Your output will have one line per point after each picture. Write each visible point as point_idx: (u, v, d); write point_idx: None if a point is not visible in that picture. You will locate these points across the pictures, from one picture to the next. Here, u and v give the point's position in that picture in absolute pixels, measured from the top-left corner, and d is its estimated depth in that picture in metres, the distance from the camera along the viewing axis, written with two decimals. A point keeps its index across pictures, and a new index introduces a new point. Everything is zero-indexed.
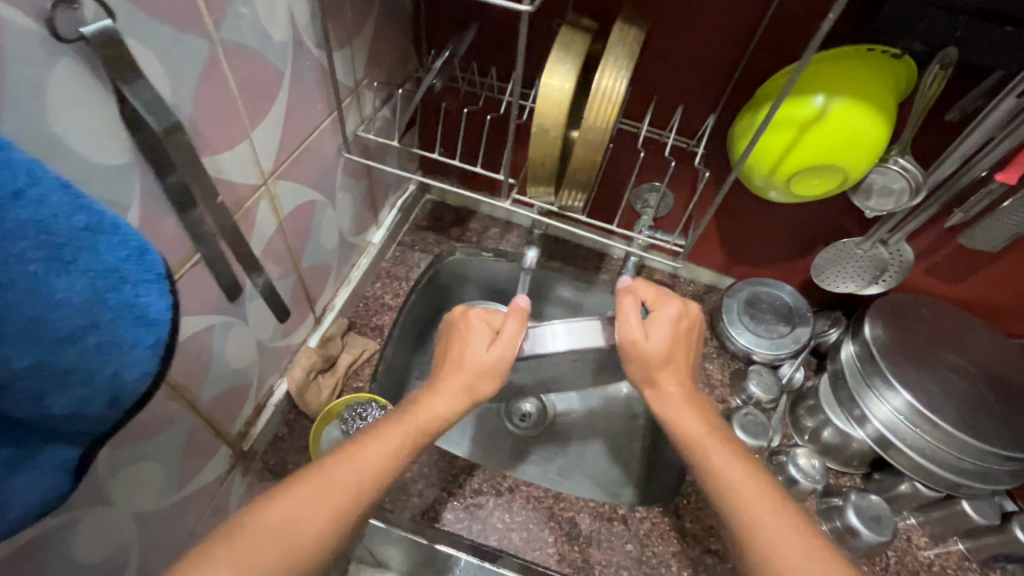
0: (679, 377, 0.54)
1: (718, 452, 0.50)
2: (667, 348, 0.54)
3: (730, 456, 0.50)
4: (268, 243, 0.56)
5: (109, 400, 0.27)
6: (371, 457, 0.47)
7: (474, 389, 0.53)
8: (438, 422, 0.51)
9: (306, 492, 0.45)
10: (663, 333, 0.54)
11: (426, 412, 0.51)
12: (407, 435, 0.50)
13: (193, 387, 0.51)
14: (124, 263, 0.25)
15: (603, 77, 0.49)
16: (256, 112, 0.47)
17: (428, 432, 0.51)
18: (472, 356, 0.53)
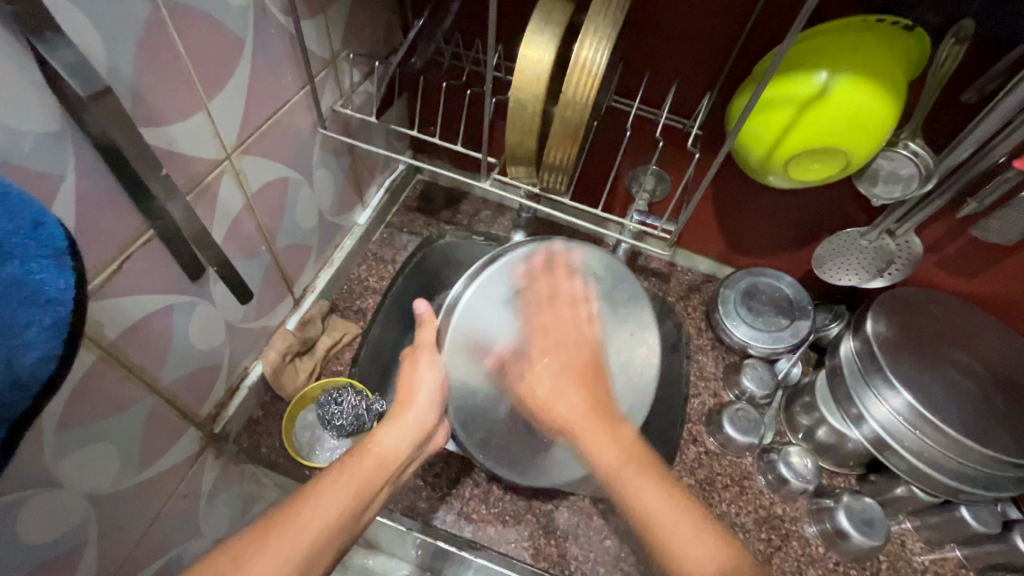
0: (600, 425, 0.48)
1: (631, 475, 0.45)
2: (557, 377, 0.51)
3: (648, 481, 0.45)
4: (235, 221, 0.54)
5: (5, 386, 0.24)
6: (326, 512, 0.43)
7: (428, 430, 0.51)
8: (391, 463, 0.48)
9: (249, 544, 0.40)
10: (546, 368, 0.52)
11: (383, 452, 0.48)
12: (361, 480, 0.46)
13: (152, 368, 0.50)
14: (10, 238, 0.23)
15: (582, 47, 0.46)
16: (213, 82, 0.45)
17: (386, 476, 0.48)
18: (417, 401, 0.51)
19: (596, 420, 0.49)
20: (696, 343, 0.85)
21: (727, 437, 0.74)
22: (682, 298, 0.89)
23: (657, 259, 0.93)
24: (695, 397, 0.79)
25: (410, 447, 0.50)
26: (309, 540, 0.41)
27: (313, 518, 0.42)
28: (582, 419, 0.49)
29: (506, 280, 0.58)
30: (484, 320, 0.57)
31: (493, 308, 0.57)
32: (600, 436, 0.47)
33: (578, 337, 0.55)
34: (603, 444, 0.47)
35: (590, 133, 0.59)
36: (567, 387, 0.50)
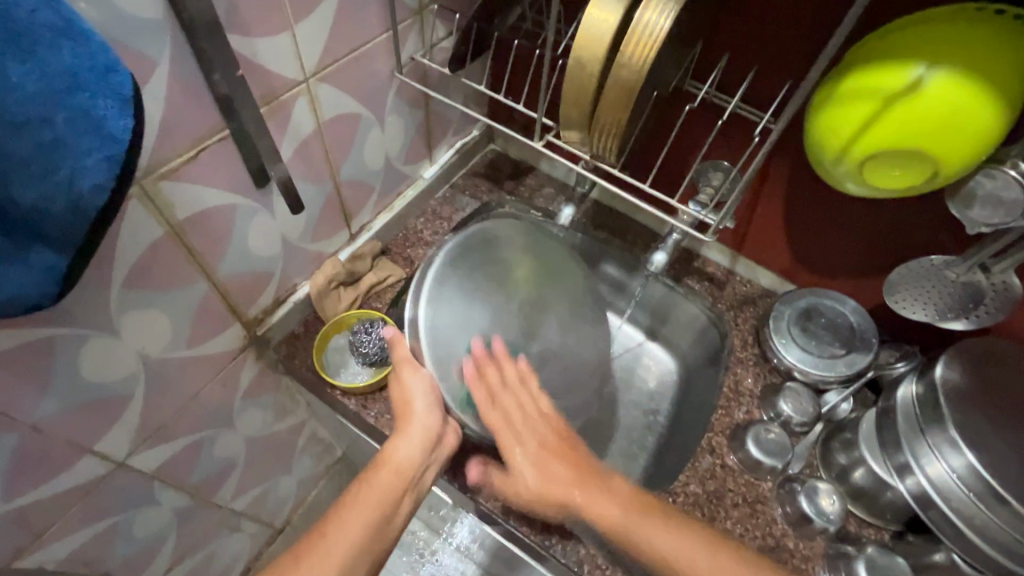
0: (566, 468, 0.55)
1: (598, 496, 0.53)
2: (539, 458, 0.56)
3: (660, 530, 0.51)
4: (304, 143, 0.59)
5: (69, 203, 0.30)
6: (355, 526, 0.52)
7: (431, 436, 0.58)
8: (406, 473, 0.57)
9: (305, 563, 0.49)
10: (527, 457, 0.56)
11: (396, 463, 0.57)
12: (383, 492, 0.55)
13: (210, 257, 0.56)
14: (84, 71, 0.28)
15: (647, 8, 0.45)
16: (301, 6, 0.49)
17: (403, 480, 0.57)
18: (417, 411, 0.58)
19: (596, 496, 0.53)
20: (738, 356, 0.80)
21: (750, 457, 0.69)
22: (733, 307, 0.84)
23: (715, 264, 0.88)
24: (723, 409, 0.75)
25: (420, 453, 0.58)
26: (343, 554, 0.50)
27: (345, 531, 0.52)
28: (573, 491, 0.54)
29: (455, 286, 0.60)
30: (446, 329, 0.58)
31: (453, 312, 0.59)
32: (599, 499, 0.53)
33: (541, 426, 0.58)
34: (603, 504, 0.53)
35: (652, 108, 0.58)
36: (557, 479, 0.55)
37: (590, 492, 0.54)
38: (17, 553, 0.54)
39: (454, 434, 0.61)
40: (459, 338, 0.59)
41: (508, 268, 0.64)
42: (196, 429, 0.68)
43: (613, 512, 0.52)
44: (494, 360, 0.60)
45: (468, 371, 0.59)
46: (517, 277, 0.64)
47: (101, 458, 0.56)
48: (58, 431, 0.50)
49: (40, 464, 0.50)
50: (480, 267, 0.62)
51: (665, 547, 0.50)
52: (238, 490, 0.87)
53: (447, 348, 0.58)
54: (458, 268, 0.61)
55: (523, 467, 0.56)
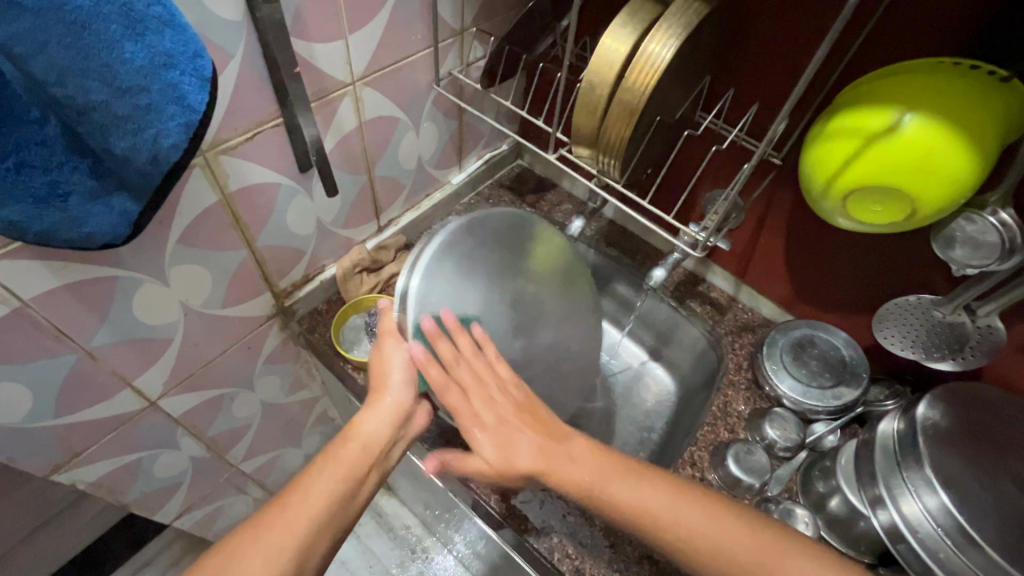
0: (531, 440, 0.55)
1: (618, 483, 0.52)
2: (500, 435, 0.55)
3: (624, 486, 0.52)
4: (345, 136, 0.67)
5: (151, 156, 0.37)
6: (319, 497, 0.55)
7: (399, 412, 0.63)
8: (373, 446, 0.61)
9: (272, 529, 0.52)
10: (486, 432, 0.56)
11: (364, 434, 0.61)
12: (350, 463, 0.59)
13: (253, 227, 0.64)
14: (180, 55, 0.35)
15: (652, 41, 0.51)
16: (355, 19, 0.58)
17: (370, 451, 0.60)
18: (393, 384, 0.63)
19: (558, 460, 0.54)
20: (730, 379, 0.82)
21: (731, 475, 0.71)
22: (732, 332, 0.87)
23: (719, 290, 0.92)
24: (709, 427, 0.77)
25: (388, 429, 0.62)
26: (306, 522, 0.53)
27: (307, 504, 0.54)
28: (520, 460, 0.54)
29: (450, 266, 0.62)
30: (431, 305, 0.60)
31: (443, 293, 0.61)
32: (566, 466, 0.53)
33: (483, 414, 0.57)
34: (570, 468, 0.53)
35: (659, 133, 0.64)
36: (524, 458, 0.54)
37: (555, 459, 0.54)
38: (55, 467, 0.61)
39: (423, 414, 0.66)
40: (439, 318, 0.61)
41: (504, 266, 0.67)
42: (219, 384, 0.76)
43: (581, 474, 0.53)
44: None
45: (440, 355, 0.62)
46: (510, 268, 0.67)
47: (137, 393, 0.64)
48: (106, 361, 0.57)
49: (89, 390, 0.58)
50: (475, 257, 0.64)
51: (626, 497, 0.52)
52: (250, 452, 0.94)
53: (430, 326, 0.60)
54: (456, 249, 0.63)
55: (475, 432, 0.56)
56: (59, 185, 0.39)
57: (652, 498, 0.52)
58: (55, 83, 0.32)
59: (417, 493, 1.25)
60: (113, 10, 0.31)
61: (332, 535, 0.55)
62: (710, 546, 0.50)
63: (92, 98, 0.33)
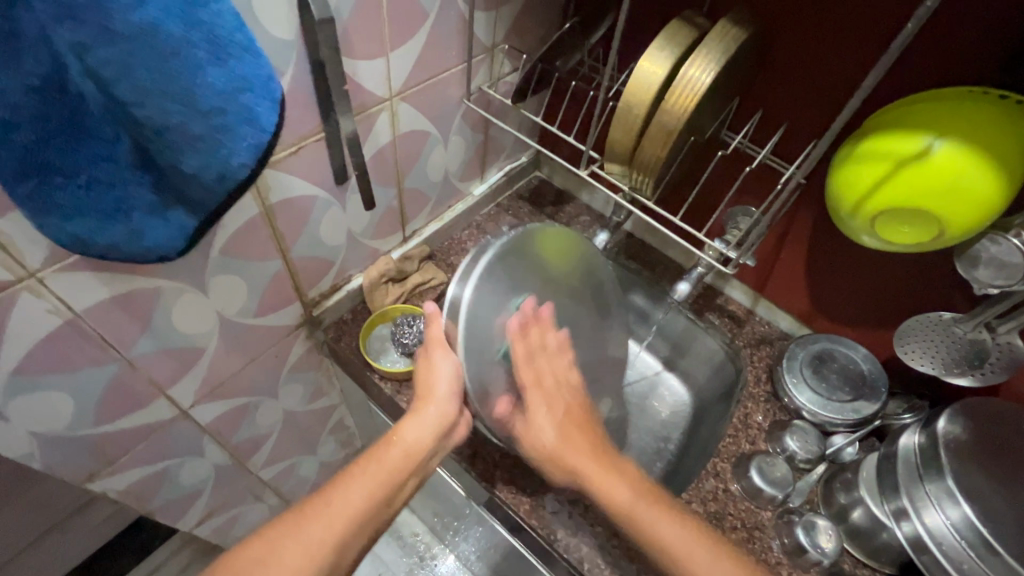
0: (586, 442, 0.60)
1: (659, 518, 0.55)
2: (564, 429, 0.61)
3: (665, 517, 0.55)
4: (379, 150, 0.68)
5: (218, 174, 0.38)
6: (360, 496, 0.56)
7: (444, 422, 0.63)
8: (415, 455, 0.61)
9: (310, 526, 0.53)
10: (551, 419, 0.61)
11: (407, 443, 0.61)
12: (391, 471, 0.59)
13: (289, 239, 0.65)
14: (254, 79, 0.36)
15: (692, 66, 0.52)
16: (398, 36, 0.59)
17: (412, 460, 0.61)
18: (439, 394, 0.62)
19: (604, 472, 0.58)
20: (749, 391, 0.84)
21: (753, 486, 0.72)
22: (750, 345, 0.89)
23: (735, 303, 0.94)
24: (731, 439, 0.79)
25: (431, 438, 0.62)
26: (343, 526, 0.54)
27: (348, 502, 0.56)
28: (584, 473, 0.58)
29: (498, 275, 0.59)
30: (480, 314, 0.57)
31: (492, 303, 0.58)
32: (611, 480, 0.57)
33: (560, 433, 0.61)
34: (615, 488, 0.57)
35: (689, 151, 0.65)
36: (574, 453, 0.59)
37: (605, 476, 0.58)
38: (90, 475, 0.61)
39: (464, 426, 0.66)
40: (488, 330, 0.58)
41: (537, 270, 0.64)
42: (246, 392, 0.76)
43: (624, 495, 0.56)
44: (516, 359, 0.61)
45: (489, 363, 0.59)
46: (548, 276, 0.66)
47: (170, 402, 0.64)
48: (146, 370, 0.58)
49: (127, 399, 0.58)
50: (516, 263, 0.61)
51: (670, 536, 0.54)
52: (268, 459, 0.94)
53: (482, 337, 0.57)
54: (500, 255, 0.60)
55: (565, 456, 0.59)
56: (123, 201, 0.40)
57: (678, 536, 0.54)
58: (137, 105, 0.33)
59: (426, 502, 1.25)
60: (202, 39, 0.32)
61: (368, 534, 0.57)
62: None
63: (173, 120, 0.34)
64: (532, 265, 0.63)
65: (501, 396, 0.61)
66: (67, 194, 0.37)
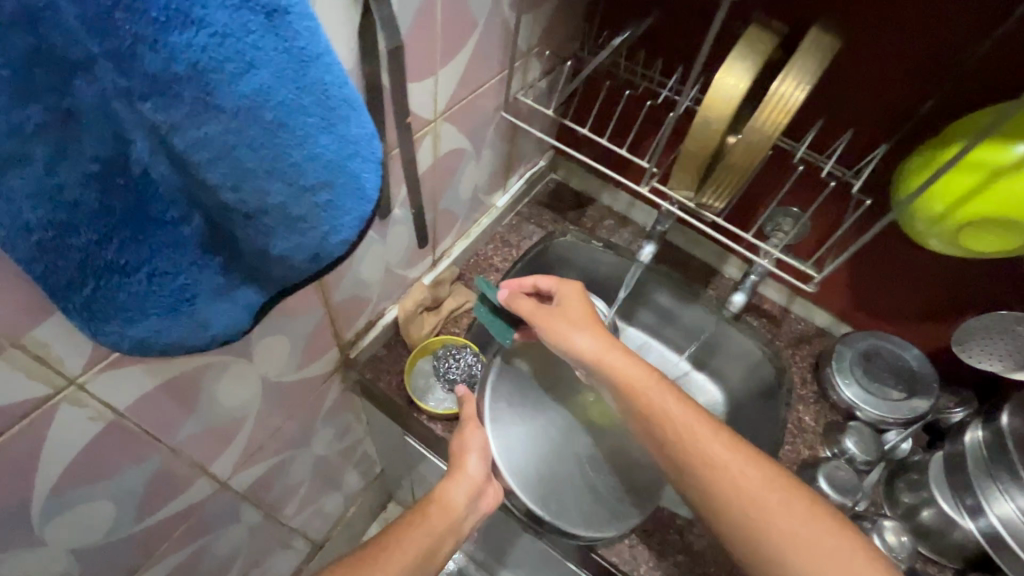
0: (594, 334, 0.61)
1: (663, 398, 0.56)
2: (576, 323, 0.62)
3: (673, 399, 0.56)
4: (421, 176, 0.61)
5: (312, 253, 0.31)
6: (409, 548, 0.58)
7: (478, 486, 0.63)
8: (455, 515, 0.60)
9: None
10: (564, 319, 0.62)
11: (445, 502, 0.61)
12: (427, 530, 0.59)
13: (331, 284, 0.58)
14: (361, 140, 0.29)
15: (785, 82, 0.49)
16: (448, 51, 0.52)
17: (446, 518, 0.60)
18: (469, 462, 0.63)
19: (605, 345, 0.59)
20: (798, 393, 0.83)
21: (820, 492, 0.72)
22: (791, 345, 0.88)
23: (770, 301, 0.93)
24: (789, 446, 0.79)
25: (466, 501, 0.61)
26: None
27: (397, 554, 0.57)
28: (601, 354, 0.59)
29: (511, 384, 0.70)
30: (501, 403, 0.69)
31: (509, 407, 0.69)
32: (626, 361, 0.59)
33: (582, 313, 0.63)
34: (628, 366, 0.58)
35: None
36: (586, 340, 0.60)
37: (609, 354, 0.59)
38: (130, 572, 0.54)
39: (493, 495, 0.64)
40: (511, 418, 0.69)
41: (557, 376, 0.73)
42: (281, 449, 0.69)
43: (637, 373, 0.58)
44: (548, 456, 0.68)
45: (518, 443, 0.68)
46: (570, 383, 0.73)
47: (211, 478, 0.57)
48: (187, 455, 0.50)
49: (169, 487, 0.51)
50: (531, 373, 0.72)
51: (676, 412, 0.55)
52: (297, 506, 0.87)
53: (505, 436, 0.67)
54: (513, 368, 0.72)
55: (571, 334, 0.61)
56: (187, 289, 0.32)
57: (683, 413, 0.55)
58: (230, 188, 0.26)
59: None
60: (313, 101, 0.25)
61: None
62: (751, 494, 0.51)
63: (271, 200, 0.28)
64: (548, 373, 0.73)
65: (536, 476, 0.66)
66: (127, 293, 0.30)
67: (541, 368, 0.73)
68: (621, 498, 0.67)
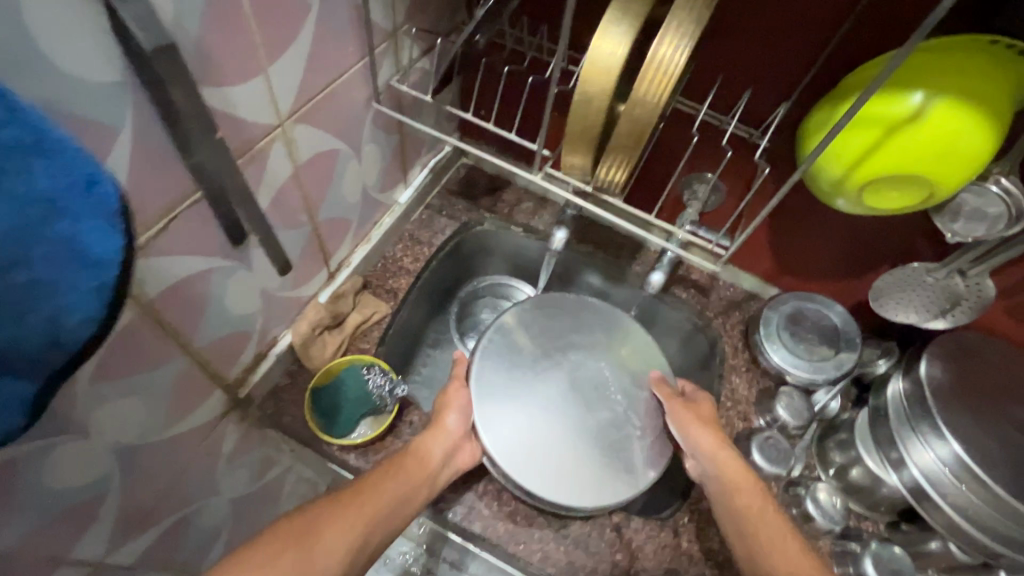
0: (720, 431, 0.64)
1: (768, 511, 0.57)
2: (703, 418, 0.65)
3: (770, 513, 0.57)
4: (280, 191, 0.54)
5: (46, 342, 0.24)
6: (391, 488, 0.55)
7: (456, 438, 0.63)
8: (429, 469, 0.59)
9: (329, 511, 0.50)
10: (690, 413, 0.65)
11: (424, 454, 0.59)
12: (405, 477, 0.57)
13: (187, 329, 0.50)
14: (62, 193, 0.22)
15: (663, 43, 0.43)
16: (274, 43, 0.44)
17: (420, 464, 0.58)
18: (449, 420, 0.62)
19: (726, 448, 0.62)
20: (730, 363, 0.82)
21: (754, 464, 0.71)
22: (720, 313, 0.86)
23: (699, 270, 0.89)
24: (724, 419, 0.78)
25: (443, 457, 0.61)
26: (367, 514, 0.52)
27: (377, 494, 0.54)
28: (722, 453, 0.62)
29: (509, 344, 0.68)
30: (494, 363, 0.66)
31: (499, 366, 0.66)
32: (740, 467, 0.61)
33: (709, 415, 0.66)
34: (741, 476, 0.60)
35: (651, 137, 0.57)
36: (712, 436, 0.63)
37: (731, 460, 0.61)
38: None
39: (468, 454, 0.63)
40: (503, 378, 0.66)
41: (558, 341, 0.70)
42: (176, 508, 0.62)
43: (748, 481, 0.60)
44: (535, 422, 0.64)
45: (506, 404, 0.64)
46: (569, 349, 0.70)
47: (78, 564, 0.50)
48: (25, 554, 0.43)
49: None
50: (531, 335, 0.70)
51: (775, 530, 0.56)
52: None
53: (490, 394, 0.64)
54: (511, 329, 0.69)
55: (699, 430, 0.63)
56: None
57: (779, 530, 0.56)
58: None
59: None
60: None
61: (383, 537, 0.53)
62: None
63: None
64: (551, 337, 0.70)
65: (520, 440, 0.62)
66: None
67: (540, 333, 0.70)
68: (607, 469, 0.63)
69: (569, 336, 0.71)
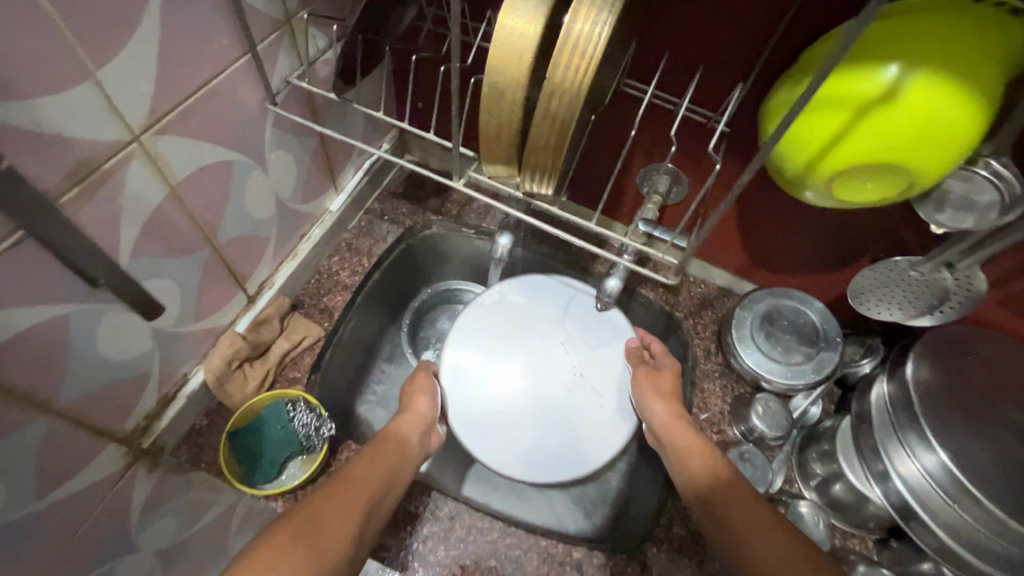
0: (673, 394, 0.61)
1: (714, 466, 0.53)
2: (657, 382, 0.62)
3: (713, 464, 0.54)
4: (153, 218, 0.46)
5: None
6: (372, 477, 0.51)
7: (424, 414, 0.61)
8: (407, 448, 0.57)
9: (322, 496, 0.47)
10: (652, 384, 0.62)
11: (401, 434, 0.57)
12: (386, 457, 0.54)
13: (44, 389, 0.43)
14: None
15: (576, 18, 0.35)
16: (94, 41, 0.35)
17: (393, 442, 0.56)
18: (420, 401, 0.62)
19: (676, 413, 0.59)
20: (703, 368, 0.76)
21: None
22: (691, 313, 0.79)
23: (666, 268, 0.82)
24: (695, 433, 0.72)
25: (419, 436, 0.59)
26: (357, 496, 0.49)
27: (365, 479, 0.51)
28: (672, 417, 0.59)
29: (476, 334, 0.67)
30: (460, 354, 0.66)
31: (465, 357, 0.66)
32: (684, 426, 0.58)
33: (666, 380, 0.62)
34: (688, 436, 0.57)
35: (588, 129, 0.49)
36: (662, 402, 0.60)
37: (677, 418, 0.59)
38: None
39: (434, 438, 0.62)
40: (470, 370, 0.66)
41: (525, 327, 0.68)
42: None
43: (693, 440, 0.57)
44: (502, 409, 0.64)
45: (474, 393, 0.65)
46: (537, 335, 0.68)
47: None
48: None
49: None
50: (498, 323, 0.68)
51: (726, 482, 0.51)
52: None
53: (458, 385, 0.65)
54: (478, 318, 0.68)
55: (651, 398, 0.61)
56: None
57: (728, 478, 0.52)
58: None
59: None
60: None
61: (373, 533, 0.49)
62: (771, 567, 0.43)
63: None
64: (519, 324, 0.68)
65: (487, 428, 0.63)
66: None
67: (507, 320, 0.68)
68: (574, 450, 0.63)
69: (537, 320, 0.68)
